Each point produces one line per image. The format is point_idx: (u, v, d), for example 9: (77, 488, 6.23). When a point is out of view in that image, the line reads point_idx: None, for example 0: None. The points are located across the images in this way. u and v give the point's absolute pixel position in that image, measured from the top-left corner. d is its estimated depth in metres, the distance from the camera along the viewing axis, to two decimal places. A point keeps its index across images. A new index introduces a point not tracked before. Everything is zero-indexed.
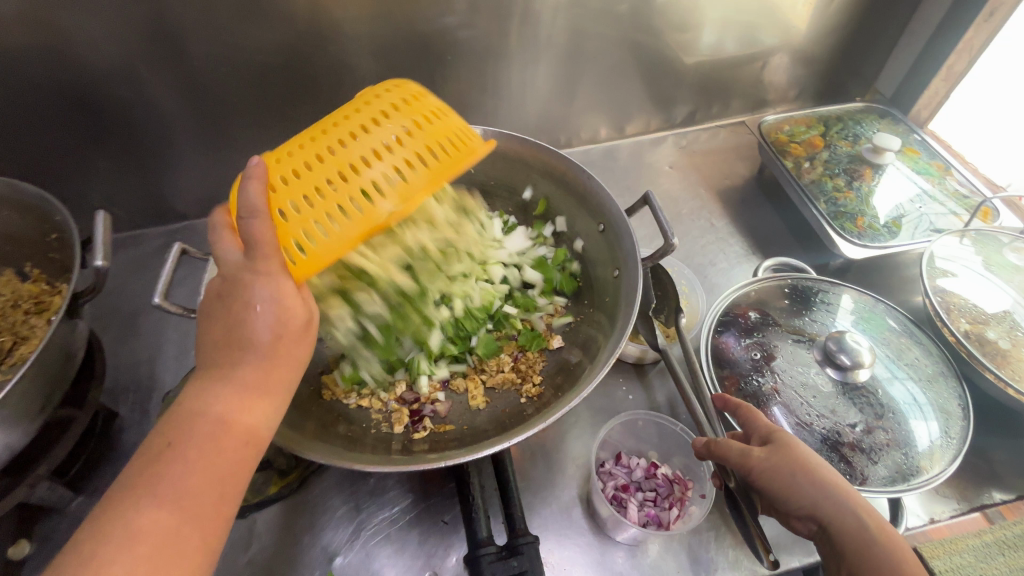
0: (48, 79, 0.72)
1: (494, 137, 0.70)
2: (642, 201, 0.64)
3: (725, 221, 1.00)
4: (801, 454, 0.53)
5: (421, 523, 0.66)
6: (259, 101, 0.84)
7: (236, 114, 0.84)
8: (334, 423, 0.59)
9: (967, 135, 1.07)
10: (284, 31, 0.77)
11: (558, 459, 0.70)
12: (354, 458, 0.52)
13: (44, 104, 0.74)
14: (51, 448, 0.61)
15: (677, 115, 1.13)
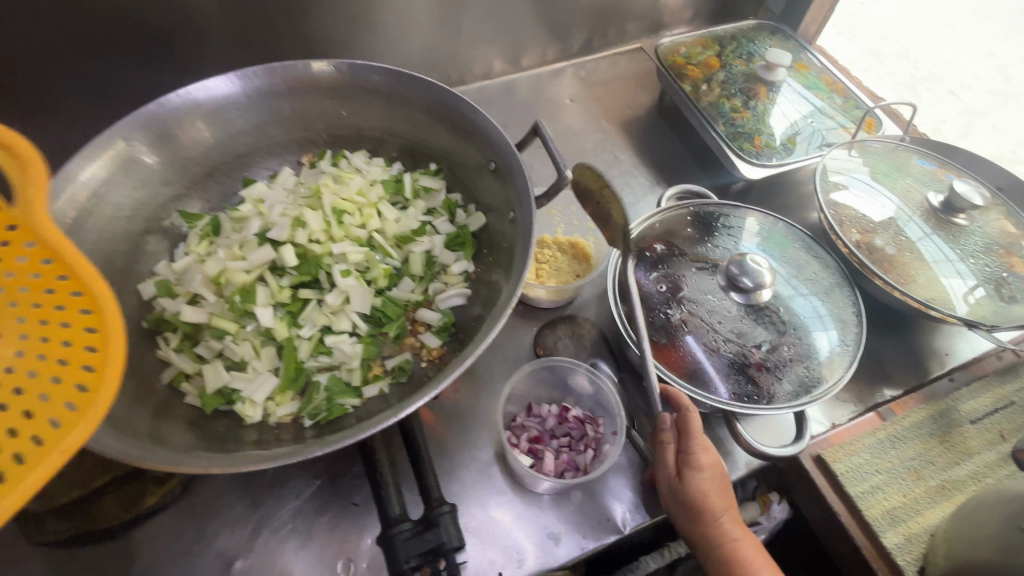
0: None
1: (362, 72, 0.60)
2: (532, 133, 0.58)
3: (629, 152, 0.97)
4: (702, 489, 0.55)
5: (329, 509, 0.61)
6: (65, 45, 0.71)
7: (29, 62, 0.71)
8: (203, 420, 0.51)
9: (850, 51, 1.10)
10: None
11: (474, 419, 0.66)
12: (221, 459, 0.44)
13: None
14: None
15: (574, 43, 1.07)
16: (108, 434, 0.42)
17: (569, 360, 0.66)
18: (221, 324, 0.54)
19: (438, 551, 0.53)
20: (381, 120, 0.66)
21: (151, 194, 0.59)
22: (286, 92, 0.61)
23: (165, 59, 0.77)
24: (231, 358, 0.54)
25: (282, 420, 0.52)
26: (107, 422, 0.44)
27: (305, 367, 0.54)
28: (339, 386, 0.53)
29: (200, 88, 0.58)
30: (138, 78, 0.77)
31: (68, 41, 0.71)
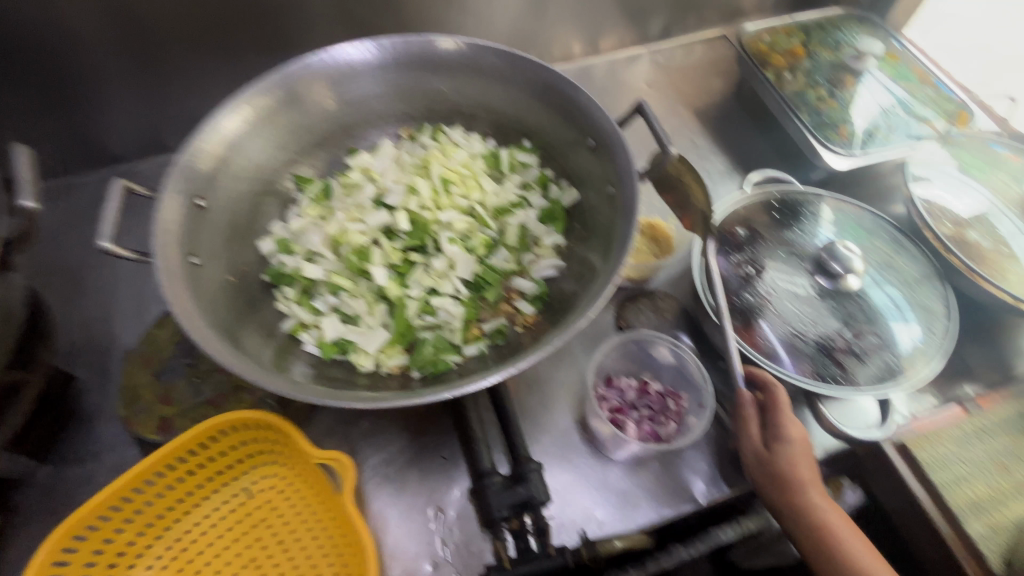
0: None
1: (469, 49, 0.63)
2: (634, 111, 0.59)
3: (705, 139, 0.97)
4: (790, 459, 0.58)
5: (420, 461, 0.65)
6: (187, 17, 0.76)
7: (155, 32, 0.77)
8: (321, 365, 0.55)
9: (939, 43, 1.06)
10: None
11: (554, 388, 0.69)
12: (350, 400, 0.48)
13: None
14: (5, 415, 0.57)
15: (652, 29, 1.07)
16: (253, 370, 0.46)
17: (654, 335, 0.67)
18: (336, 280, 0.58)
19: (527, 504, 0.57)
20: (480, 97, 0.68)
21: (271, 158, 0.64)
22: (396, 67, 0.64)
23: (273, 33, 0.82)
24: (346, 311, 0.58)
25: (392, 370, 0.56)
26: (250, 361, 0.48)
27: (413, 324, 0.58)
28: (444, 344, 0.57)
29: (318, 56, 0.60)
30: (247, 50, 0.83)
31: (191, 13, 0.76)
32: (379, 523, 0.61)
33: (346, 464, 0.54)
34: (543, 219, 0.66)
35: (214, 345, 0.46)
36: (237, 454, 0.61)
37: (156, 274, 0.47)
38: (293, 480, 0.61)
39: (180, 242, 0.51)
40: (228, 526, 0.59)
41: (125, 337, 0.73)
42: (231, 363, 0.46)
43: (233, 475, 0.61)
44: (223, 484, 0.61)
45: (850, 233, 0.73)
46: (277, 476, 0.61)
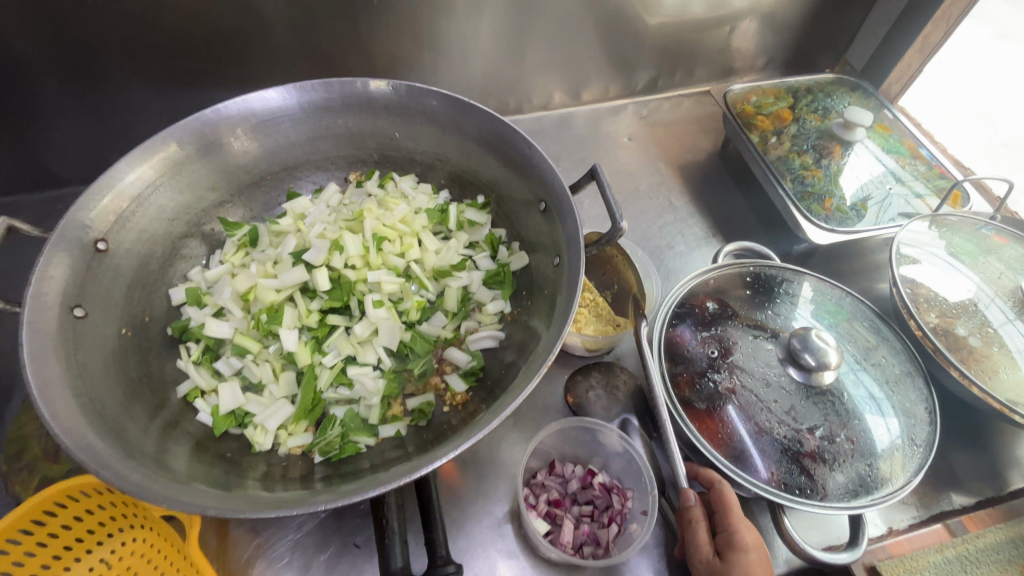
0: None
1: (419, 95, 0.58)
2: (589, 176, 0.54)
3: (684, 200, 0.92)
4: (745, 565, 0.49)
5: (330, 547, 0.57)
6: (141, 42, 0.73)
7: (104, 53, 0.73)
8: (212, 441, 0.48)
9: (933, 115, 1.03)
10: None
11: (492, 469, 0.62)
12: (221, 494, 0.41)
13: None
14: None
15: (638, 82, 1.04)
16: (109, 450, 0.39)
17: (600, 422, 0.61)
18: (245, 342, 0.53)
19: None
20: (431, 146, 0.63)
21: (196, 199, 0.59)
22: (342, 109, 0.60)
23: (233, 64, 0.78)
24: (252, 377, 0.52)
25: (292, 451, 0.49)
26: (113, 436, 0.41)
27: (324, 397, 0.51)
28: (356, 423, 0.50)
29: (257, 98, 0.57)
30: (205, 80, 0.79)
31: (145, 39, 0.73)
32: None
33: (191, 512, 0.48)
34: (486, 282, 0.60)
35: (68, 419, 0.39)
36: (92, 519, 0.54)
37: (18, 326, 0.41)
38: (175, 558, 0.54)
39: (59, 290, 0.45)
40: None
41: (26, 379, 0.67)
42: (83, 442, 0.39)
43: (87, 547, 0.54)
44: (75, 559, 0.54)
45: (828, 317, 0.67)
46: (136, 538, 0.55)
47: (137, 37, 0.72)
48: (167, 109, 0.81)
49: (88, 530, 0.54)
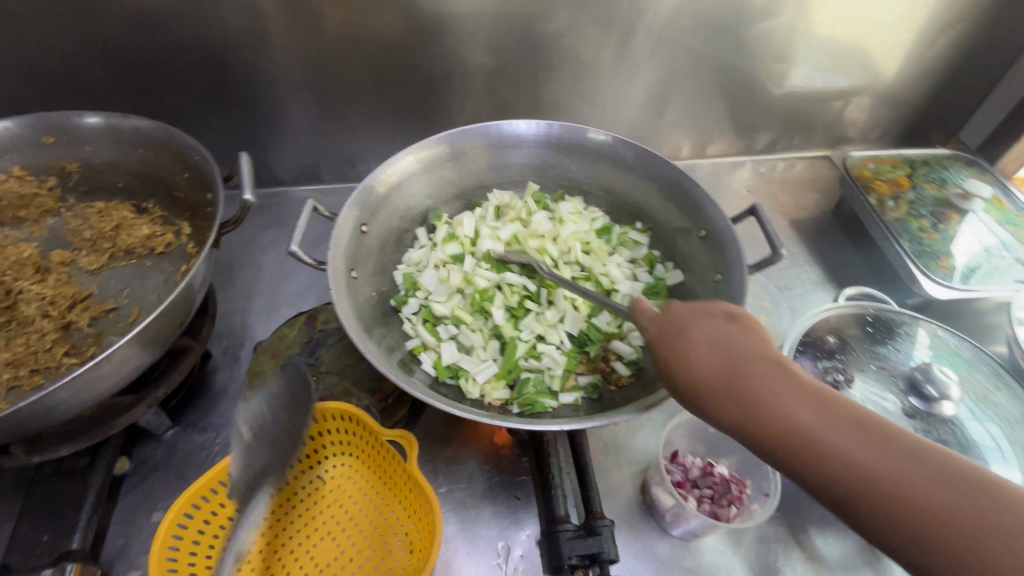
0: (194, 39, 0.82)
1: (607, 139, 0.73)
2: (749, 213, 0.66)
3: (800, 248, 1.02)
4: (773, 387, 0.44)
5: (495, 497, 0.69)
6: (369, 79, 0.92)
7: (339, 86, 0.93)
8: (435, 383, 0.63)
9: None
10: (409, 17, 0.84)
11: (629, 454, 0.72)
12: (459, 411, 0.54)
13: (186, 64, 0.85)
14: (168, 374, 0.66)
15: (758, 142, 1.16)
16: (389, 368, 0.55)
17: None
18: (462, 313, 0.69)
19: (596, 559, 0.58)
20: (601, 177, 0.77)
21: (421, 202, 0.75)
22: (569, 149, 0.75)
23: (434, 103, 0.97)
24: (464, 341, 0.68)
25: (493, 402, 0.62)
26: (386, 362, 0.56)
27: (519, 363, 0.65)
28: (543, 388, 0.62)
29: (478, 128, 0.72)
30: (408, 113, 0.97)
31: (376, 78, 0.91)
32: (448, 548, 0.65)
33: (411, 437, 0.61)
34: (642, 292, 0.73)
35: (363, 345, 0.54)
36: (316, 444, 0.67)
37: (328, 278, 0.57)
38: (377, 484, 0.67)
39: (346, 257, 0.61)
40: (307, 504, 0.66)
41: (256, 332, 0.84)
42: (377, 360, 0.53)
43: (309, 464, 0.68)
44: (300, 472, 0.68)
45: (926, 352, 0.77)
46: (347, 463, 0.69)
47: (371, 76, 0.91)
48: (374, 134, 1.00)
49: (312, 450, 0.68)
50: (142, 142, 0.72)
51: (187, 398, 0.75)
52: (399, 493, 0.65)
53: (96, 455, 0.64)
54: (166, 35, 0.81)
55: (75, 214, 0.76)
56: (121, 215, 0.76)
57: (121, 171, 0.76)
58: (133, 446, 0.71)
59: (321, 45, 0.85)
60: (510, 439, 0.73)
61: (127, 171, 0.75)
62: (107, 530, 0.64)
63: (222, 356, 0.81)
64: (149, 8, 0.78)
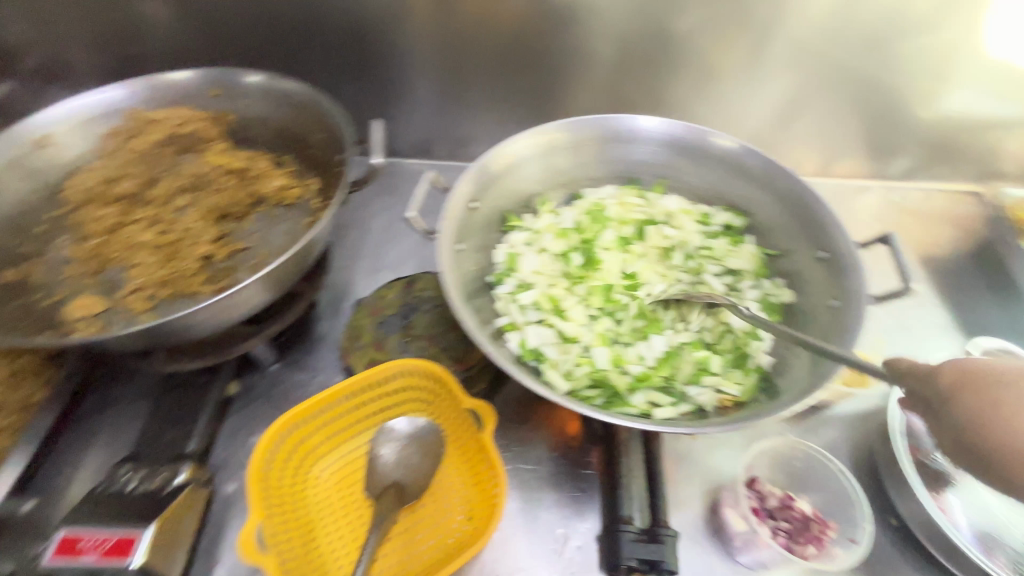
0: (335, 61, 0.95)
1: (711, 191, 0.75)
2: (879, 240, 0.61)
3: (926, 288, 0.92)
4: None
5: (558, 484, 0.69)
6: (500, 107, 1.00)
7: (460, 110, 1.01)
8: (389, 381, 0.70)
9: None
10: (524, 18, 0.88)
11: (703, 471, 0.70)
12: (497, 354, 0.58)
13: (329, 68, 0.96)
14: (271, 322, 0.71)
15: (894, 168, 1.06)
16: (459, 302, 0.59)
17: (819, 453, 0.66)
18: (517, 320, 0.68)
19: (656, 566, 0.58)
20: (714, 181, 0.74)
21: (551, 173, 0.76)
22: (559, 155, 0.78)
23: (436, 41, 0.91)
24: (548, 357, 0.64)
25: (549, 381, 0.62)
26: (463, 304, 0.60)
27: (607, 373, 0.62)
28: (618, 396, 0.60)
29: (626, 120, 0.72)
30: (528, 100, 0.99)
31: (383, 31, 0.91)
32: (508, 522, 0.66)
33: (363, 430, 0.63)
34: (738, 279, 0.72)
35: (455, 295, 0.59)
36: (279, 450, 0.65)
37: (437, 244, 0.60)
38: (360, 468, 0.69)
39: (454, 229, 0.64)
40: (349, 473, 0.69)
41: (357, 287, 0.91)
42: (451, 283, 0.59)
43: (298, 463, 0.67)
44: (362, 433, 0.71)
45: (618, 373, 0.62)
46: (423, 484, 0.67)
47: (382, 54, 0.94)
48: (359, 95, 0.99)
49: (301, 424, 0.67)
50: (290, 102, 0.79)
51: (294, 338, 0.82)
52: (338, 458, 0.69)
53: (214, 377, 0.72)
54: (316, 59, 0.95)
55: (218, 150, 0.83)
56: (259, 163, 0.83)
57: (265, 126, 0.84)
58: (243, 372, 0.78)
59: (339, 10, 0.89)
60: (584, 430, 0.74)
61: (270, 127, 0.84)
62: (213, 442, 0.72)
63: (325, 305, 0.87)
64: (284, 27, 0.91)
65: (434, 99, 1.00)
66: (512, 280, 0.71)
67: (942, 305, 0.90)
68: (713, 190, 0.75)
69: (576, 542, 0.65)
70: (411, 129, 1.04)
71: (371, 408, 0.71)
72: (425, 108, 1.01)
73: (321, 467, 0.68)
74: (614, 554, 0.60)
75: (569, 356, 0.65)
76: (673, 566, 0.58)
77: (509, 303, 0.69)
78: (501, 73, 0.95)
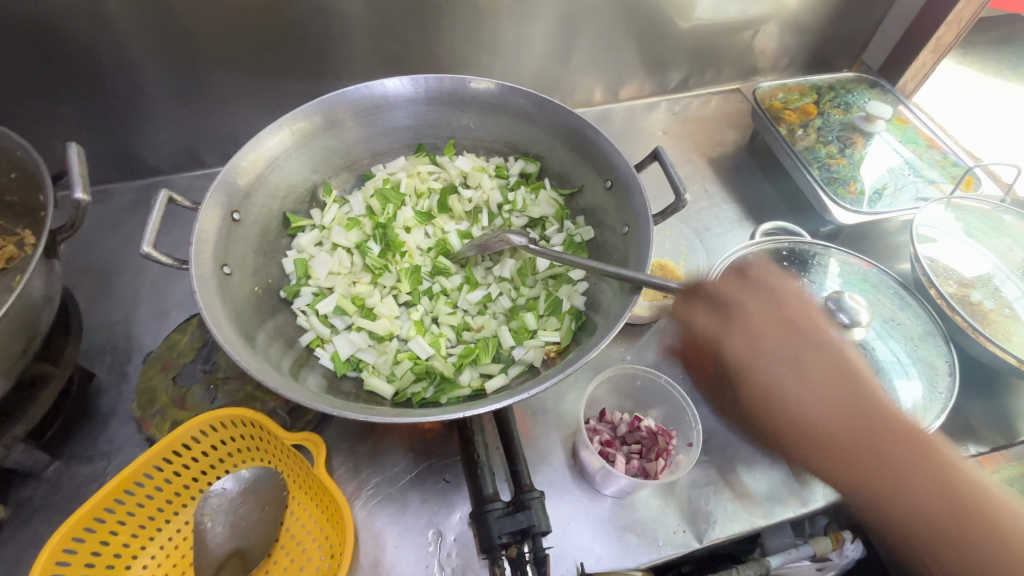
0: (21, 76, 0.75)
1: (500, 141, 0.72)
2: (652, 157, 0.63)
3: (718, 187, 1.01)
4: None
5: (423, 484, 0.66)
6: (262, 93, 0.88)
7: (217, 106, 0.87)
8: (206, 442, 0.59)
9: (955, 120, 1.11)
10: None
11: (559, 420, 0.71)
12: (292, 383, 0.50)
13: (15, 85, 0.75)
14: (12, 423, 0.56)
15: (671, 80, 1.13)
16: (234, 339, 0.50)
17: (646, 370, 0.69)
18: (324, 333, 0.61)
19: (528, 533, 0.56)
20: (502, 133, 0.71)
21: (324, 160, 0.68)
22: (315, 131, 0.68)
23: (150, 35, 0.76)
24: (366, 361, 0.59)
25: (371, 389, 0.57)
26: (242, 338, 0.51)
27: (431, 360, 0.59)
28: (446, 381, 0.58)
29: (379, 87, 0.64)
30: (292, 79, 0.87)
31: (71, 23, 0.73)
32: (377, 543, 0.62)
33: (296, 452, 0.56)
34: (545, 224, 0.72)
35: (225, 332, 0.50)
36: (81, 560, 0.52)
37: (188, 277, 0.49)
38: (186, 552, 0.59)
39: (212, 253, 0.53)
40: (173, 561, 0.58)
41: (143, 341, 0.76)
42: (216, 319, 0.49)
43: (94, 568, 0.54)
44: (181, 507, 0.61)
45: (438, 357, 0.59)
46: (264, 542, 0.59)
47: (82, 62, 0.76)
48: (75, 112, 0.81)
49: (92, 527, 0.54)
50: None
51: (69, 426, 0.67)
52: (156, 548, 0.59)
53: None
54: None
55: None
56: None
57: None
58: (6, 489, 0.63)
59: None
60: (437, 421, 0.70)
61: None
62: None
63: (103, 374, 0.72)
64: None
65: (176, 103, 0.85)
66: (310, 287, 0.64)
67: (731, 199, 0.99)
68: (504, 141, 0.72)
69: (451, 536, 0.62)
70: (160, 143, 0.89)
71: (183, 477, 0.60)
72: (168, 114, 0.86)
73: (140, 564, 0.57)
74: (486, 537, 0.57)
75: (389, 354, 0.60)
76: (544, 527, 0.56)
77: (311, 316, 0.62)
78: (247, 60, 0.83)
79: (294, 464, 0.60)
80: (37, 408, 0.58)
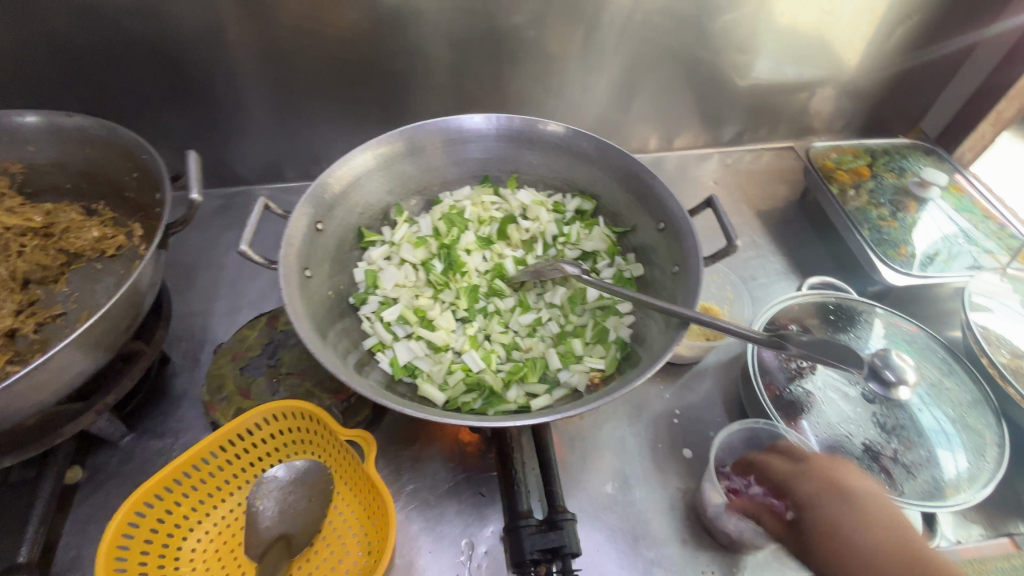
0: (147, 90, 0.85)
1: (560, 179, 0.78)
2: (706, 204, 0.66)
3: (766, 239, 1.03)
4: (860, 534, 0.50)
5: (459, 494, 0.68)
6: (346, 120, 0.96)
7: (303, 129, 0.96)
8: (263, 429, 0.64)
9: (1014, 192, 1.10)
10: (352, 26, 0.84)
11: (595, 448, 0.73)
12: (359, 381, 0.55)
13: (141, 97, 0.86)
14: (107, 392, 0.63)
15: (725, 134, 1.17)
16: (312, 335, 0.55)
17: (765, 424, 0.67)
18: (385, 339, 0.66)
19: (559, 553, 0.58)
20: (562, 171, 0.76)
21: (399, 183, 0.74)
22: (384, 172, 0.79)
23: (259, 63, 0.86)
24: (421, 369, 0.64)
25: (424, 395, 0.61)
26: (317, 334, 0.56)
27: (481, 375, 0.63)
28: (494, 396, 0.61)
29: (459, 122, 0.71)
30: (373, 109, 0.96)
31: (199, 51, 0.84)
32: (412, 546, 0.64)
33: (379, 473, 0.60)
34: (596, 258, 0.76)
35: (304, 327, 0.55)
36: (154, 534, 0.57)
37: (278, 276, 0.55)
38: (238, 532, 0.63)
39: (298, 256, 0.59)
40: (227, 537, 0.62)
41: (216, 333, 0.83)
42: (297, 313, 0.55)
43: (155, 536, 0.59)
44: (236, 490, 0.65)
45: (489, 371, 0.63)
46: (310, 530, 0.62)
47: (198, 82, 0.86)
48: (184, 125, 0.91)
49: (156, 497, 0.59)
50: (90, 141, 0.70)
51: (145, 402, 0.74)
52: (212, 526, 0.63)
53: (44, 467, 0.63)
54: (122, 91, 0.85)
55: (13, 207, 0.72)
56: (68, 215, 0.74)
57: (67, 172, 0.74)
58: (86, 454, 0.69)
59: (138, 37, 0.80)
60: (476, 435, 0.73)
61: (74, 173, 0.74)
62: (57, 541, 0.63)
63: (179, 359, 0.79)
64: (74, 55, 0.80)
65: (270, 123, 0.94)
66: (376, 296, 0.69)
67: (779, 251, 1.01)
68: (564, 179, 0.77)
69: (482, 548, 0.64)
70: (250, 156, 0.99)
71: (242, 461, 0.65)
72: (261, 132, 0.95)
73: (195, 538, 0.62)
74: (517, 552, 0.59)
75: (442, 365, 0.65)
76: (575, 548, 0.58)
77: (374, 322, 0.67)
78: (338, 89, 0.92)
79: (344, 461, 0.64)
80: (127, 382, 0.64)
